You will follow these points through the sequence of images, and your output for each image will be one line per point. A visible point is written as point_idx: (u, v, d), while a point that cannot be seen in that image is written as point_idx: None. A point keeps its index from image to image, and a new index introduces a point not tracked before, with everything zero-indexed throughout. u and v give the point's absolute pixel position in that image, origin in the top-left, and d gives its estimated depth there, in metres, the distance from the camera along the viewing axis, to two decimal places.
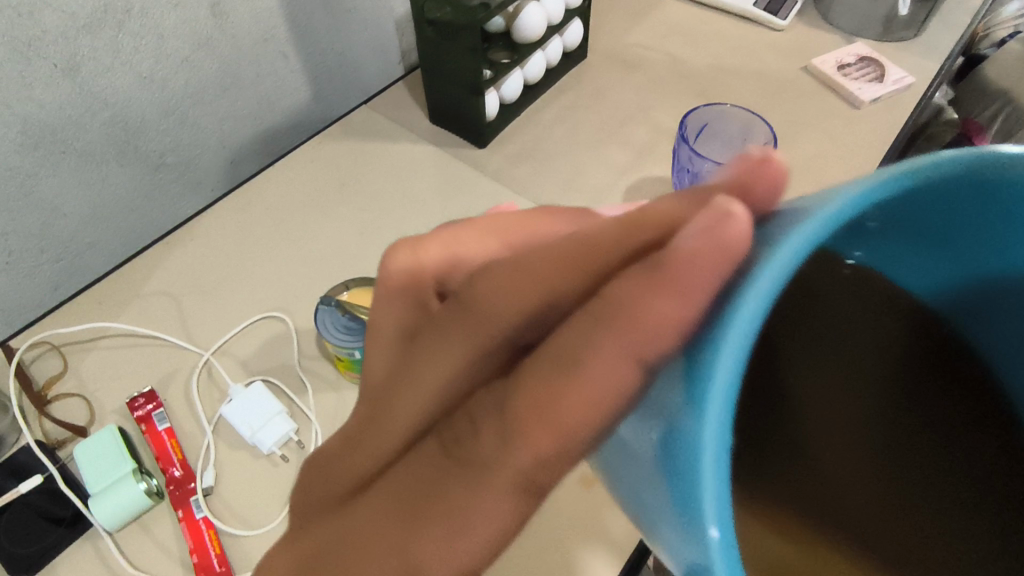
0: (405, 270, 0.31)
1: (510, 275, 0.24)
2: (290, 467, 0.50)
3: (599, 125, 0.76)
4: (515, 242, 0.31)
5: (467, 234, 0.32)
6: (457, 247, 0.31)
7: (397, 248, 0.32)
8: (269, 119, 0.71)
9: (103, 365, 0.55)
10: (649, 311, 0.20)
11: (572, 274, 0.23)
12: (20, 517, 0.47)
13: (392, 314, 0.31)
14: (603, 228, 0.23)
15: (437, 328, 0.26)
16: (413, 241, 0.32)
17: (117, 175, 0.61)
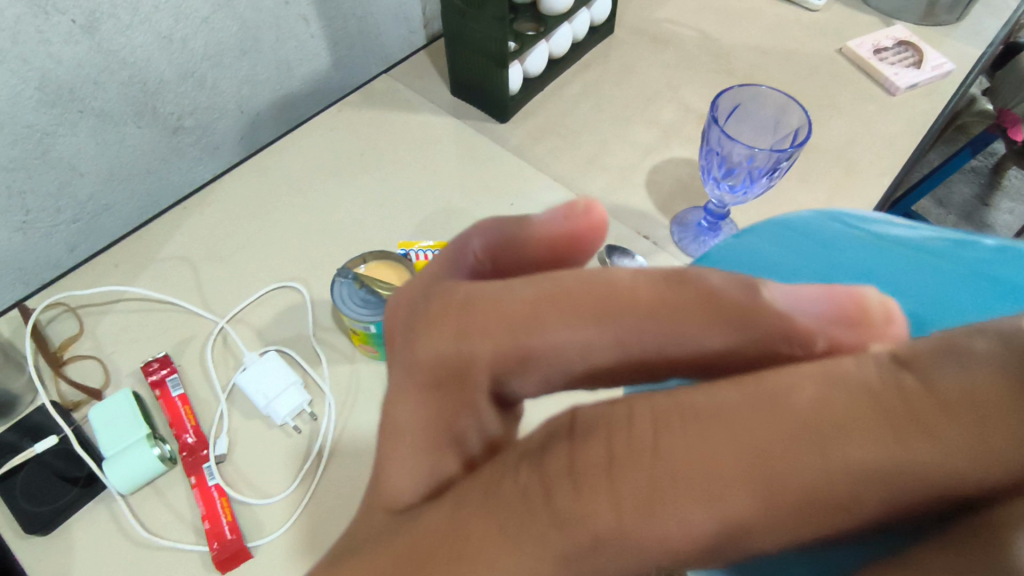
0: (440, 358, 0.23)
1: (677, 489, 0.19)
2: (302, 438, 0.50)
3: (624, 102, 0.74)
4: (631, 344, 0.23)
5: (544, 311, 0.23)
6: (530, 333, 0.23)
7: (427, 314, 0.24)
8: (287, 85, 0.70)
9: (119, 328, 0.55)
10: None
11: (770, 516, 0.19)
12: (34, 475, 0.47)
13: (426, 384, 0.24)
14: (837, 445, 0.19)
15: (519, 520, 0.20)
16: (458, 311, 0.24)
17: (135, 137, 0.60)
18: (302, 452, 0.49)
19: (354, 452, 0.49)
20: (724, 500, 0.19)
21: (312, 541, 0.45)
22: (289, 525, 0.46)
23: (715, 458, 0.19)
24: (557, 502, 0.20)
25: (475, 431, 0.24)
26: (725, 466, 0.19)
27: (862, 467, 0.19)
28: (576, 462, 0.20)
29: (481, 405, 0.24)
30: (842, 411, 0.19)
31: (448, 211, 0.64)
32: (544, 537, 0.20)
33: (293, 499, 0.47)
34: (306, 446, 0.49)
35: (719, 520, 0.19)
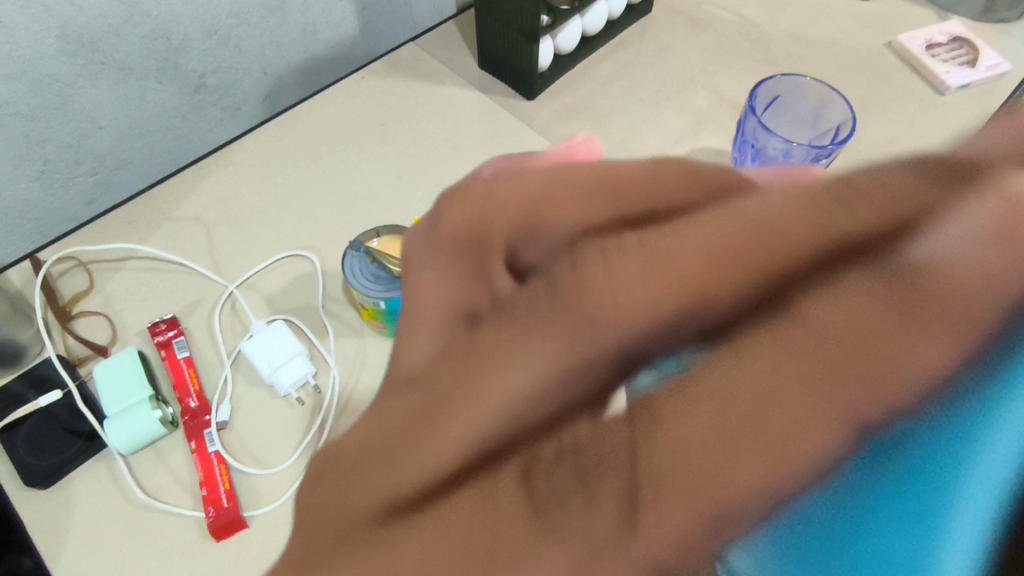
0: (461, 230, 0.24)
1: (662, 279, 0.18)
2: (305, 411, 0.49)
3: (657, 86, 0.71)
4: (627, 204, 0.22)
5: (554, 185, 0.24)
6: (542, 205, 0.23)
7: (446, 203, 0.26)
8: (312, 48, 0.68)
9: (128, 286, 0.54)
10: (903, 347, 0.17)
11: (746, 304, 0.18)
12: (39, 428, 0.47)
13: (435, 269, 0.25)
14: (792, 224, 0.18)
15: (527, 325, 0.20)
16: (477, 193, 0.25)
17: (156, 93, 0.59)
18: (303, 423, 0.48)
19: None
20: (697, 283, 0.18)
21: None
22: (285, 499, 0.45)
23: (691, 251, 0.18)
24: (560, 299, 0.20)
25: (487, 294, 0.23)
26: (699, 257, 0.18)
27: (848, 232, 0.17)
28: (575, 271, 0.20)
29: (495, 274, 0.23)
30: (808, 209, 0.18)
31: None
32: (554, 324, 0.19)
33: (291, 472, 0.46)
34: (308, 420, 0.48)
35: (689, 302, 0.18)
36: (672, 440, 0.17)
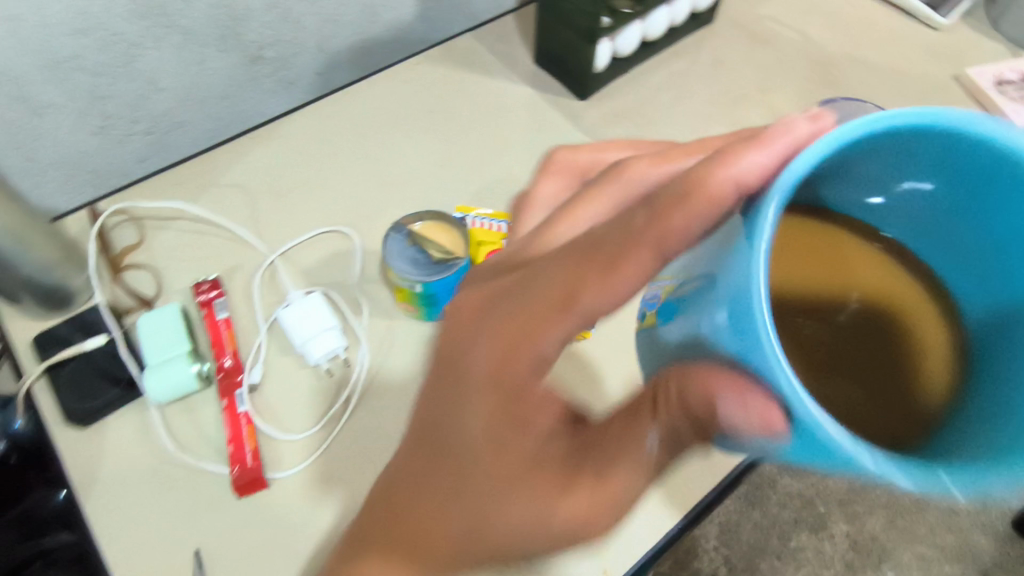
0: (569, 167, 0.45)
1: (660, 168, 0.39)
2: (333, 383, 0.50)
3: (709, 98, 0.71)
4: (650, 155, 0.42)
5: (609, 154, 0.46)
6: (602, 160, 0.46)
7: (548, 165, 0.46)
8: (369, 30, 0.69)
9: (175, 244, 0.56)
10: (749, 158, 0.28)
11: None
12: (82, 370, 0.49)
13: (552, 184, 0.45)
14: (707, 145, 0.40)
15: (599, 186, 0.38)
16: (572, 149, 0.46)
17: (216, 60, 0.60)
18: (330, 396, 0.49)
19: (381, 405, 0.49)
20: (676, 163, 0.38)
21: (325, 483, 0.46)
22: (305, 466, 0.46)
23: (672, 161, 0.40)
24: (617, 176, 0.39)
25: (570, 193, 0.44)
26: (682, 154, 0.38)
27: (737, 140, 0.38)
28: (624, 169, 0.39)
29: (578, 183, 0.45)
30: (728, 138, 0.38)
31: (509, 184, 0.62)
32: (617, 183, 0.38)
33: (315, 441, 0.47)
34: (335, 392, 0.50)
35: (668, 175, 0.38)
36: (665, 204, 0.30)
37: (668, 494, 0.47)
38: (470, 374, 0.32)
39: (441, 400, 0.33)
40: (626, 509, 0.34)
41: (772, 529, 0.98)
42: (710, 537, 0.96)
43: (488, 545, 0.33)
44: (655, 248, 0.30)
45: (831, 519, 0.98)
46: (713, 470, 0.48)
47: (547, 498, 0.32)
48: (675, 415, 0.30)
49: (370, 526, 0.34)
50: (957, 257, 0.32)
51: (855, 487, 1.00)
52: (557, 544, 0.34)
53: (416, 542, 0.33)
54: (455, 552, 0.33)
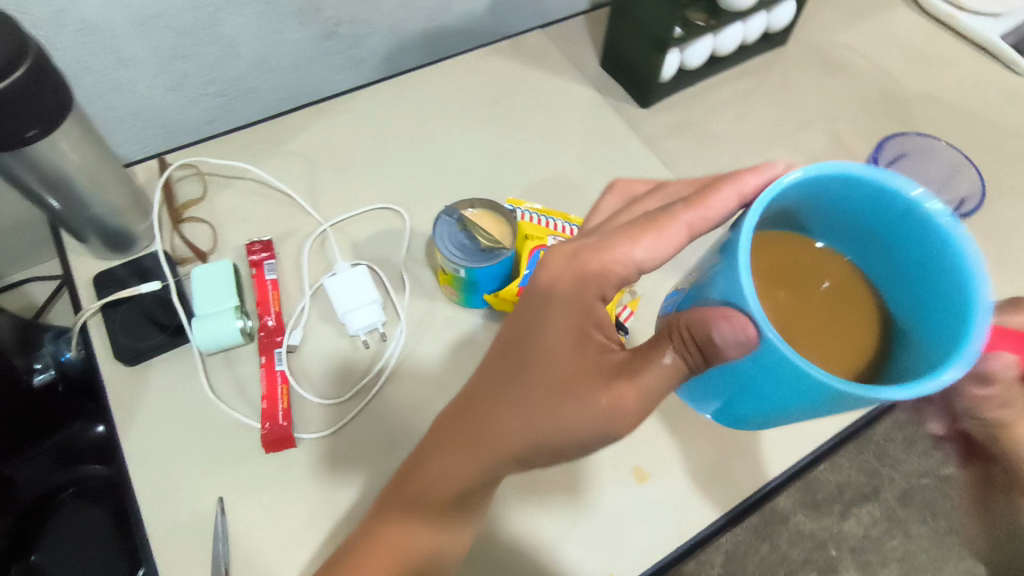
0: (629, 193, 0.47)
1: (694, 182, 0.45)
2: (367, 355, 0.51)
3: (773, 121, 0.70)
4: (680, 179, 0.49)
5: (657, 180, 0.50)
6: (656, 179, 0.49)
7: (617, 185, 0.47)
8: (442, 18, 0.70)
9: (234, 204, 0.58)
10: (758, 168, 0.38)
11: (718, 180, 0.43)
12: (135, 312, 0.50)
13: (615, 195, 0.47)
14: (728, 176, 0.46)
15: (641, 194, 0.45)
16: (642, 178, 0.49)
17: (292, 33, 0.62)
18: (364, 369, 0.50)
19: (411, 383, 0.50)
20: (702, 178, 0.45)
21: (349, 452, 0.47)
22: (332, 432, 0.47)
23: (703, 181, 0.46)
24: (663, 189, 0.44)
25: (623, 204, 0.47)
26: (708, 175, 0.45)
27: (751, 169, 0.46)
28: (662, 184, 0.45)
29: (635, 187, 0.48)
30: None
31: (561, 184, 0.62)
32: (661, 190, 0.45)
33: (344, 409, 0.49)
34: (368, 364, 0.51)
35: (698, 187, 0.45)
36: (698, 194, 0.38)
37: (686, 511, 0.46)
38: (555, 296, 0.38)
39: (516, 322, 0.39)
40: (656, 405, 0.36)
41: (779, 566, 0.95)
42: (714, 564, 0.94)
43: (538, 445, 0.37)
44: (691, 227, 0.38)
45: (841, 564, 0.95)
46: (734, 492, 0.47)
47: (592, 398, 0.36)
48: (687, 345, 0.33)
49: (446, 426, 0.39)
50: (904, 288, 0.33)
51: (871, 535, 0.97)
52: (604, 436, 0.36)
53: (485, 428, 0.37)
54: (518, 437, 0.37)
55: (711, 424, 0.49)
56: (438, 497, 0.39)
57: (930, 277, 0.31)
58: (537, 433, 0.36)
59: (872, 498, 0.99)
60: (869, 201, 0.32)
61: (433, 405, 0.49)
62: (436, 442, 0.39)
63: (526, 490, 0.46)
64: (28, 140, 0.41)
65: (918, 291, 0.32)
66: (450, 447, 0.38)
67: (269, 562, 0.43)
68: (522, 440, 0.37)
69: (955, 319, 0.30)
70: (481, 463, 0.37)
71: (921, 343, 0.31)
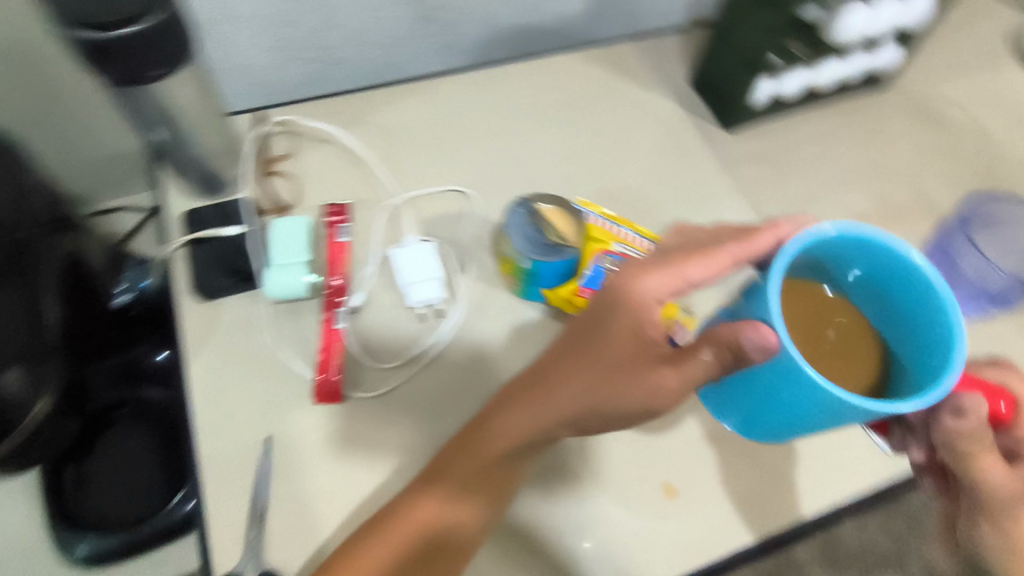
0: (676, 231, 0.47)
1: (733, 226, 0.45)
2: (423, 329, 0.52)
3: (858, 163, 0.68)
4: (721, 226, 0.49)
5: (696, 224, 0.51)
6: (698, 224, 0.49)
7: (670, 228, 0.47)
8: (538, 15, 0.71)
9: (319, 163, 0.59)
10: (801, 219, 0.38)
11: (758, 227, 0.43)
12: (214, 251, 0.53)
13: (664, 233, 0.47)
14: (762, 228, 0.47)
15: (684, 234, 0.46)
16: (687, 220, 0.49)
17: (393, 11, 0.64)
18: (417, 341, 0.51)
19: (458, 361, 0.51)
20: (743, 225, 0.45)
21: (389, 416, 0.49)
22: (377, 394, 0.49)
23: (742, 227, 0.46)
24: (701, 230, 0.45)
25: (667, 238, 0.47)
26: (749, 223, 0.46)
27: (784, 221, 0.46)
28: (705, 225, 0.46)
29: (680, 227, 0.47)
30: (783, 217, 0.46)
31: (632, 190, 0.62)
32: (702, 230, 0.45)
33: (392, 375, 0.50)
34: (422, 338, 0.52)
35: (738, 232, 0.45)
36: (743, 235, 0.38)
37: (710, 536, 0.46)
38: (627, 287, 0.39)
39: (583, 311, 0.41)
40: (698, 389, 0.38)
41: None
42: None
43: (591, 414, 0.39)
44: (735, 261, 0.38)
45: None
46: (761, 527, 0.47)
47: (643, 376, 0.38)
48: (724, 349, 0.34)
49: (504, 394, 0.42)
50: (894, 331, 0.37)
51: None
52: (648, 412, 0.38)
53: (543, 394, 0.40)
54: (572, 406, 0.39)
55: (750, 455, 0.49)
56: (495, 450, 0.41)
57: (919, 324, 0.35)
58: (591, 403, 0.39)
59: (896, 567, 0.96)
60: (879, 266, 0.35)
61: (475, 387, 0.50)
62: (502, 406, 0.41)
63: (554, 484, 0.47)
64: (145, 80, 0.44)
65: (906, 331, 0.36)
66: (512, 409, 0.41)
67: (300, 506, 0.45)
68: (575, 409, 0.39)
69: (938, 353, 0.34)
70: (537, 427, 0.40)
71: (912, 380, 0.35)
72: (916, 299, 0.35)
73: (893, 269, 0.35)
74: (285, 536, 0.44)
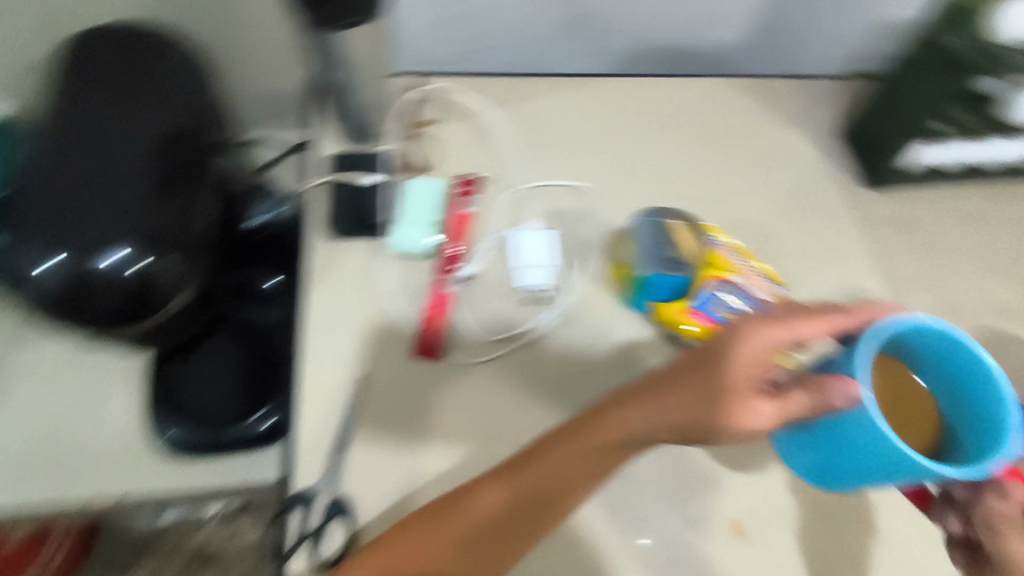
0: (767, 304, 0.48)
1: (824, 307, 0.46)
2: (524, 312, 0.53)
3: (1009, 251, 0.63)
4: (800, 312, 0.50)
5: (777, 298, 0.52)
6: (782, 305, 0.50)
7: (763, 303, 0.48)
8: (693, 38, 0.71)
9: (459, 133, 0.61)
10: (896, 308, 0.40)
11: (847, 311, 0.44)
12: (350, 195, 0.56)
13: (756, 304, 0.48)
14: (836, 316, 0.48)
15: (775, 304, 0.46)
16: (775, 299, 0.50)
17: (555, 8, 0.66)
18: (517, 322, 0.53)
19: (551, 353, 0.52)
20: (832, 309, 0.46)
21: (475, 388, 0.50)
22: (469, 364, 0.51)
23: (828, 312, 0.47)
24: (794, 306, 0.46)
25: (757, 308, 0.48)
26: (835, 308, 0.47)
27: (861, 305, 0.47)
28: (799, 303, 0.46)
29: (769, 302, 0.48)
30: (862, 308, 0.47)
31: (756, 227, 0.60)
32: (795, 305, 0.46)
33: (486, 348, 0.52)
34: (522, 320, 0.53)
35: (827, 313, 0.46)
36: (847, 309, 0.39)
37: None
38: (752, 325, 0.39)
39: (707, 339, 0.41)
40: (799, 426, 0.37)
41: None
42: None
43: (693, 430, 0.39)
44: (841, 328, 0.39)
45: None
46: None
47: (752, 405, 0.37)
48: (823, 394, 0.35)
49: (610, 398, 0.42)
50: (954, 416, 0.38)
51: None
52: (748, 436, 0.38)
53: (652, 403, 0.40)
54: (678, 420, 0.39)
55: (827, 521, 0.47)
56: (600, 440, 0.41)
57: (980, 413, 0.36)
58: (696, 420, 0.38)
59: None
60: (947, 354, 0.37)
61: (562, 383, 0.51)
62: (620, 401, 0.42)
63: (622, 497, 0.47)
64: (333, 26, 0.47)
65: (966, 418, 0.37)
66: (627, 408, 0.41)
67: (377, 451, 0.47)
68: (680, 424, 0.39)
69: (989, 436, 0.35)
70: (637, 431, 0.40)
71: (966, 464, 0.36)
72: (980, 390, 0.36)
73: (957, 360, 0.36)
74: (359, 476, 0.46)
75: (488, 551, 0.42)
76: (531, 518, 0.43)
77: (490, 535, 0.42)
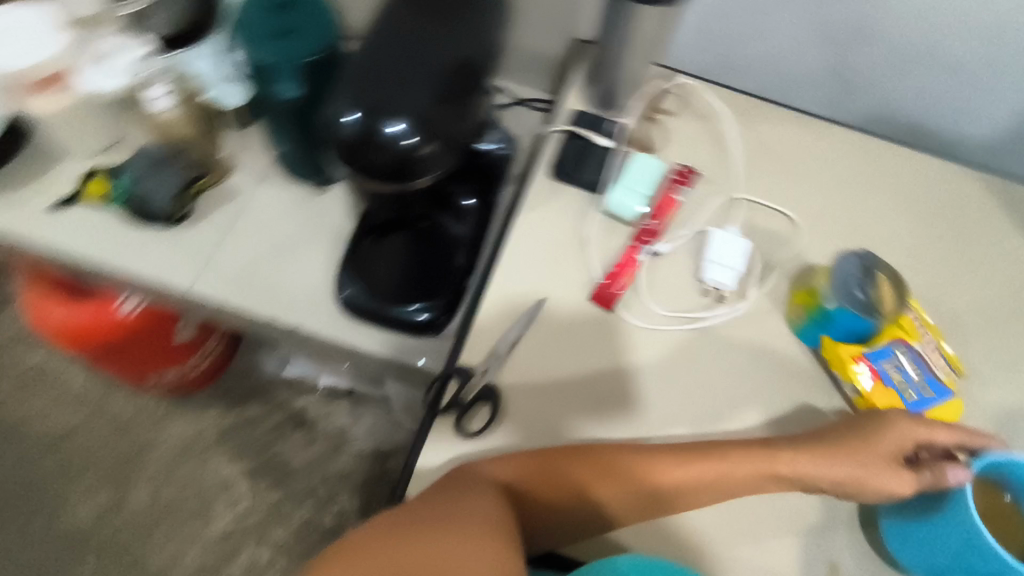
0: None
1: None
2: (699, 301, 0.57)
3: None
4: None
5: None
6: None
7: None
8: (943, 121, 0.70)
9: (691, 129, 0.66)
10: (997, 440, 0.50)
11: None
12: (580, 150, 0.63)
13: None
14: None
15: None
16: None
17: (812, 57, 0.68)
18: (691, 306, 0.57)
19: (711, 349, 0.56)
20: None
21: (634, 354, 0.55)
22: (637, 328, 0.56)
23: None
24: None
25: None
26: None
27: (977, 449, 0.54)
28: None
29: None
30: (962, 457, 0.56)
31: (950, 316, 0.58)
32: None
33: (656, 320, 0.56)
34: (695, 306, 0.57)
35: None
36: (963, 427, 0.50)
37: None
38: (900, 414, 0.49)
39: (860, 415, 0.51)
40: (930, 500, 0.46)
41: None
42: None
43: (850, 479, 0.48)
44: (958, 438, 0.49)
45: None
46: None
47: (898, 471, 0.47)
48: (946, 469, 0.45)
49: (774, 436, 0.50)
50: None
51: None
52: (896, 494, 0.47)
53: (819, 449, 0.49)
54: (842, 467, 0.48)
55: None
56: (775, 467, 0.48)
57: None
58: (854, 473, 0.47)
59: None
60: None
61: (708, 381, 0.54)
62: (796, 444, 0.49)
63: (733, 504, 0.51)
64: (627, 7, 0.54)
65: None
66: (797, 449, 0.49)
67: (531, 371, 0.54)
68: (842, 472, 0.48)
69: None
70: (803, 466, 0.48)
71: None
72: None
73: None
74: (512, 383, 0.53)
75: (639, 513, 0.48)
76: (671, 507, 0.48)
77: (646, 504, 0.48)
